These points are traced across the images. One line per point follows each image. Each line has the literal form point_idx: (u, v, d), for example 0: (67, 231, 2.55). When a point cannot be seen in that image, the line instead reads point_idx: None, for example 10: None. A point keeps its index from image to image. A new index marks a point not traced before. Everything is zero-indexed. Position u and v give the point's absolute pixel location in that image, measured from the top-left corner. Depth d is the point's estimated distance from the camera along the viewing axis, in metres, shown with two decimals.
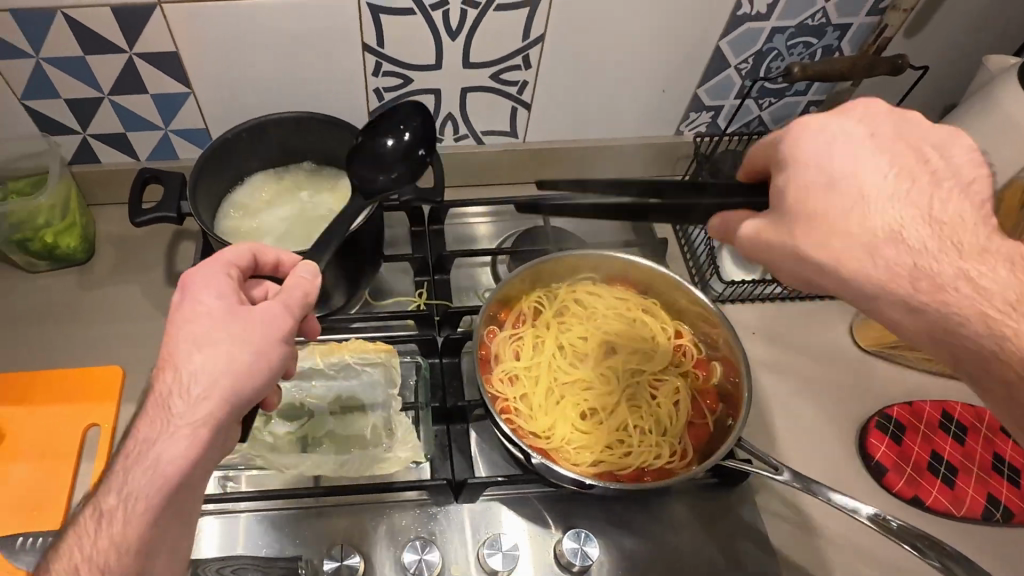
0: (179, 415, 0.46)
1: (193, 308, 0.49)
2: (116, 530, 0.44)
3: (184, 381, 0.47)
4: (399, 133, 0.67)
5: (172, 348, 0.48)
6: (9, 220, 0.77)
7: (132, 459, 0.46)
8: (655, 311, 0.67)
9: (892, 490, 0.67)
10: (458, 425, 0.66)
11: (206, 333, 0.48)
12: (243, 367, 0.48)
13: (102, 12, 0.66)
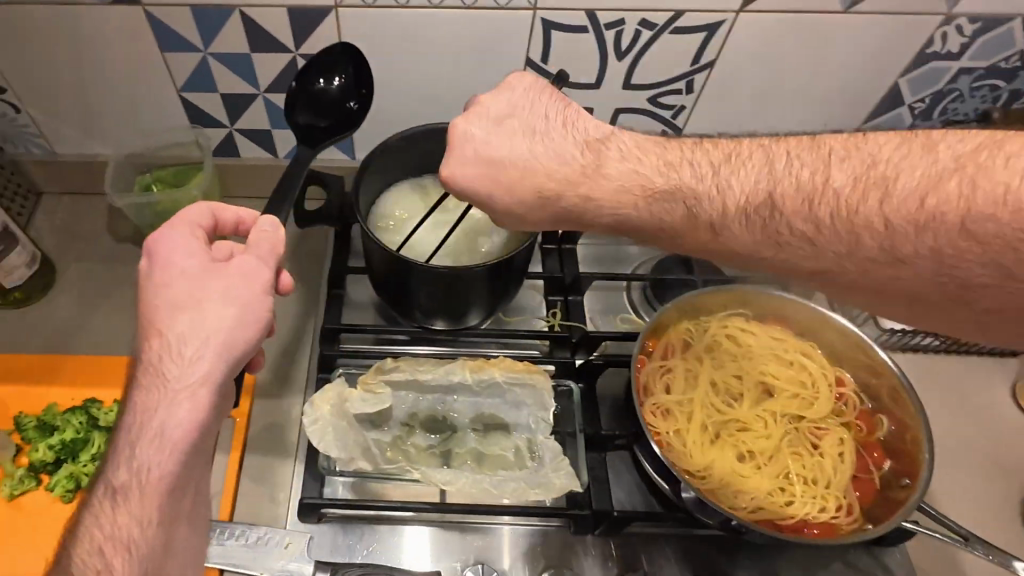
0: (175, 380, 0.45)
1: (166, 275, 0.48)
2: (138, 503, 0.43)
3: (171, 347, 0.46)
4: (332, 78, 0.68)
5: (153, 316, 0.47)
6: (155, 210, 0.77)
7: (137, 431, 0.45)
8: (813, 356, 0.67)
9: None
10: (598, 454, 0.65)
11: (187, 296, 0.47)
12: (231, 325, 0.47)
13: (277, 12, 0.66)
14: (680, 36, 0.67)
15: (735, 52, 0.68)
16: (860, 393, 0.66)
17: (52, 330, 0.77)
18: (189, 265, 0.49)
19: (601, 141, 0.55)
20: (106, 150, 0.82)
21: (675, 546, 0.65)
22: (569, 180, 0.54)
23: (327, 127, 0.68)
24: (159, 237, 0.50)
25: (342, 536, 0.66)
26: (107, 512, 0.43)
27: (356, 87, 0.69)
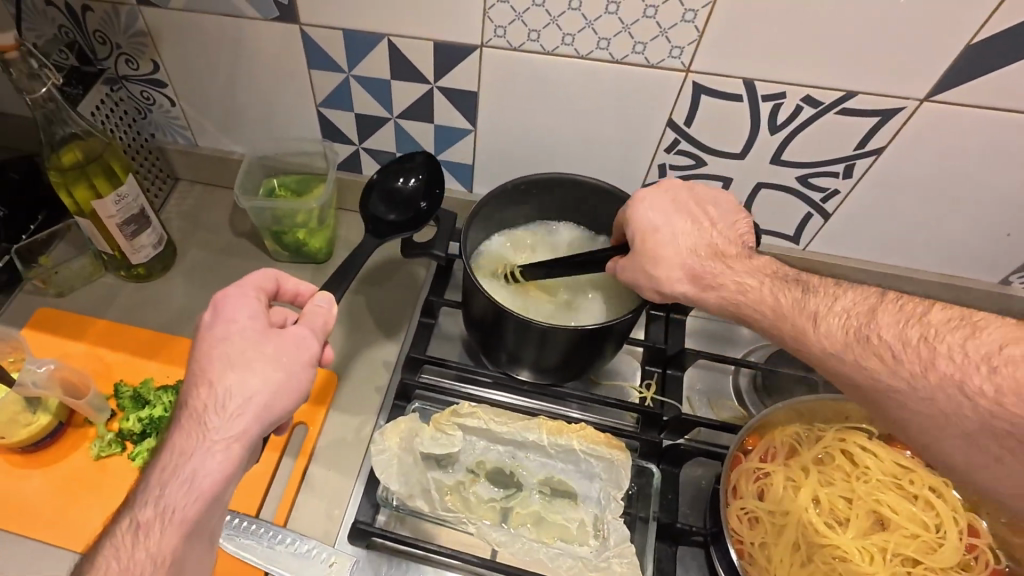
0: (213, 434, 0.46)
1: (224, 330, 0.49)
2: (154, 543, 0.45)
3: (217, 398, 0.47)
4: (407, 178, 0.75)
5: (205, 365, 0.48)
6: (275, 213, 0.80)
7: (169, 472, 0.46)
8: (945, 495, 0.61)
9: None
10: (668, 546, 0.61)
11: (240, 352, 0.48)
12: (273, 388, 0.48)
13: (424, 45, 0.68)
14: (846, 119, 0.65)
15: (905, 145, 0.66)
16: (996, 549, 0.60)
17: (158, 307, 0.81)
18: (248, 324, 0.50)
19: (713, 231, 0.61)
20: (240, 149, 0.87)
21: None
22: (693, 250, 0.60)
23: (395, 221, 0.74)
24: (227, 293, 0.52)
25: (386, 565, 0.64)
26: (124, 547, 0.45)
27: (429, 188, 0.75)
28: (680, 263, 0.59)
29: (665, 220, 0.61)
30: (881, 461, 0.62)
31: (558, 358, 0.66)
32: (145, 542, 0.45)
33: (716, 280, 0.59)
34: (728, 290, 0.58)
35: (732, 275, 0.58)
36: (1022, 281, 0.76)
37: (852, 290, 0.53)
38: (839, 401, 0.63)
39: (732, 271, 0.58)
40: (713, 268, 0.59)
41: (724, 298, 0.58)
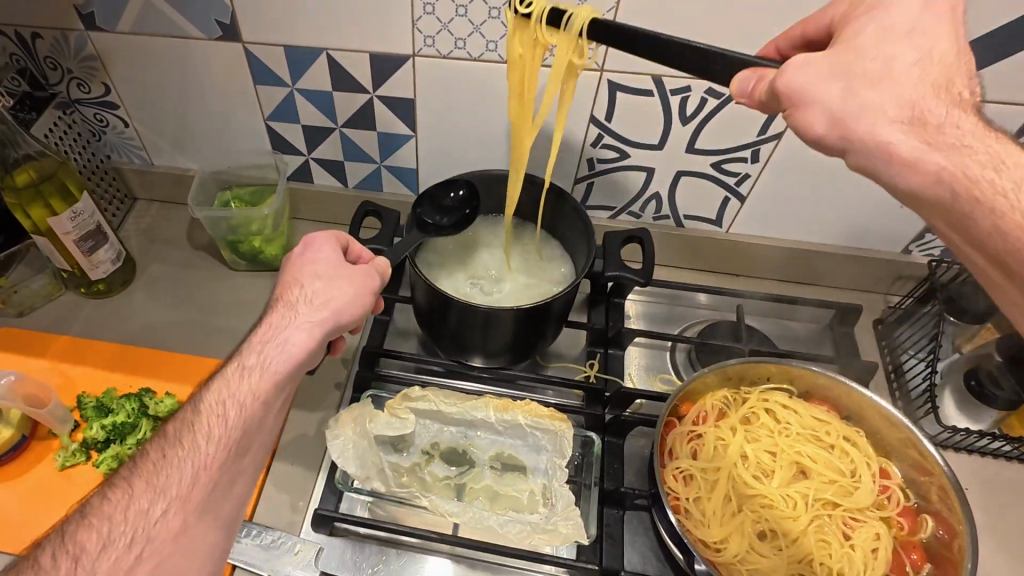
0: (305, 310, 0.52)
1: (313, 252, 0.56)
2: (256, 381, 0.47)
3: (307, 294, 0.53)
4: (456, 188, 0.71)
5: (298, 272, 0.55)
6: (230, 223, 0.83)
7: (265, 337, 0.50)
8: (857, 443, 0.62)
9: None
10: (614, 510, 0.63)
11: (326, 267, 0.55)
12: (349, 297, 0.54)
13: (360, 56, 0.72)
14: None
15: None
16: (906, 489, 0.60)
17: (120, 320, 0.83)
18: (331, 252, 0.57)
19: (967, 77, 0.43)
20: (194, 165, 0.90)
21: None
22: (929, 82, 0.43)
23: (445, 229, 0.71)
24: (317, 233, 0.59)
25: (348, 551, 0.65)
26: (228, 382, 0.47)
27: (471, 201, 0.72)
28: (908, 94, 0.43)
29: (912, 28, 0.44)
30: (799, 415, 0.63)
31: (502, 338, 0.69)
32: (249, 379, 0.47)
33: (940, 131, 0.42)
34: (962, 150, 0.41)
35: (982, 140, 0.41)
36: (920, 250, 0.75)
37: None
38: (760, 361, 0.63)
39: (982, 138, 0.41)
40: (953, 121, 0.42)
41: (948, 160, 0.41)
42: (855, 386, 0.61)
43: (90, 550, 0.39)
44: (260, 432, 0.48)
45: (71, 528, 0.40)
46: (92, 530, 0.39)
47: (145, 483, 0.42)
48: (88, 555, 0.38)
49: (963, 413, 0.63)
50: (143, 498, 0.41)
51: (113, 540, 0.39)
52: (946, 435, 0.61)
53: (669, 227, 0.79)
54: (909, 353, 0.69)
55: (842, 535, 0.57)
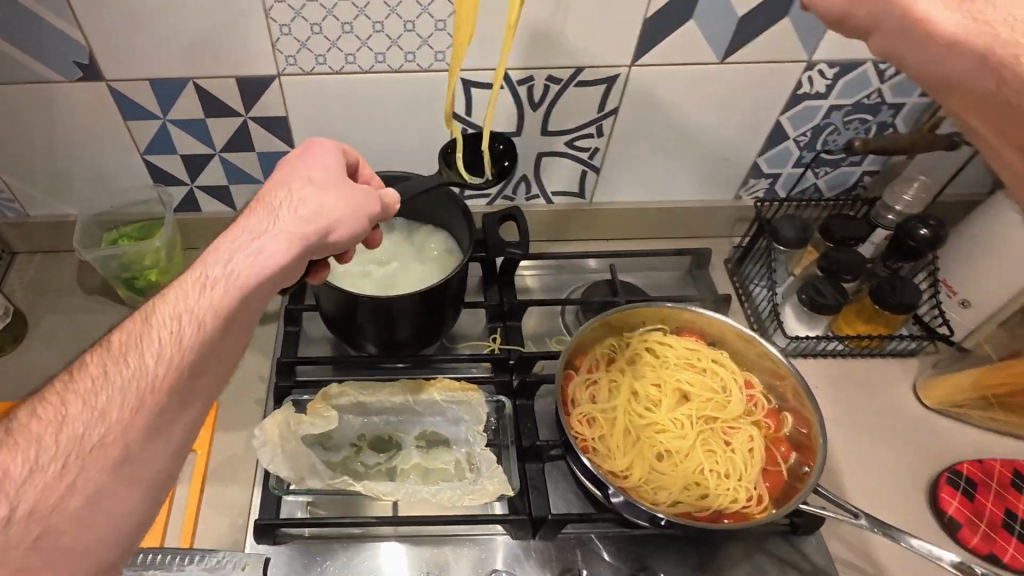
0: (285, 221, 0.50)
1: (309, 161, 0.55)
2: (215, 295, 0.45)
3: (290, 202, 0.51)
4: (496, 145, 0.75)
5: (288, 178, 0.53)
6: (121, 260, 0.84)
7: (235, 245, 0.48)
8: (724, 362, 0.72)
9: (970, 547, 0.62)
10: (535, 464, 0.70)
11: (321, 176, 0.54)
12: (339, 211, 0.53)
13: (226, 81, 0.74)
14: None
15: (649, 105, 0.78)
16: (768, 394, 0.71)
17: (21, 376, 0.81)
18: (327, 163, 0.56)
19: None
20: (73, 210, 0.88)
21: (609, 544, 0.69)
22: None
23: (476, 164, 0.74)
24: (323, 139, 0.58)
25: (295, 555, 0.68)
26: (185, 294, 0.44)
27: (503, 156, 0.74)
28: None
29: None
30: (674, 348, 0.73)
31: (406, 326, 0.74)
32: (209, 293, 0.45)
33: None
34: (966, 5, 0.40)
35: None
36: (748, 194, 0.85)
37: None
38: (633, 310, 0.72)
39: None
40: None
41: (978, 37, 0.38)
42: (720, 317, 0.71)
43: (14, 474, 0.37)
44: (220, 354, 0.45)
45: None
46: (21, 451, 0.38)
47: (85, 402, 0.40)
48: (12, 481, 0.36)
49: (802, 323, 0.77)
50: (77, 420, 0.39)
51: (42, 464, 0.37)
52: (791, 344, 0.74)
53: (542, 204, 0.87)
54: (756, 284, 0.81)
55: (724, 442, 0.67)
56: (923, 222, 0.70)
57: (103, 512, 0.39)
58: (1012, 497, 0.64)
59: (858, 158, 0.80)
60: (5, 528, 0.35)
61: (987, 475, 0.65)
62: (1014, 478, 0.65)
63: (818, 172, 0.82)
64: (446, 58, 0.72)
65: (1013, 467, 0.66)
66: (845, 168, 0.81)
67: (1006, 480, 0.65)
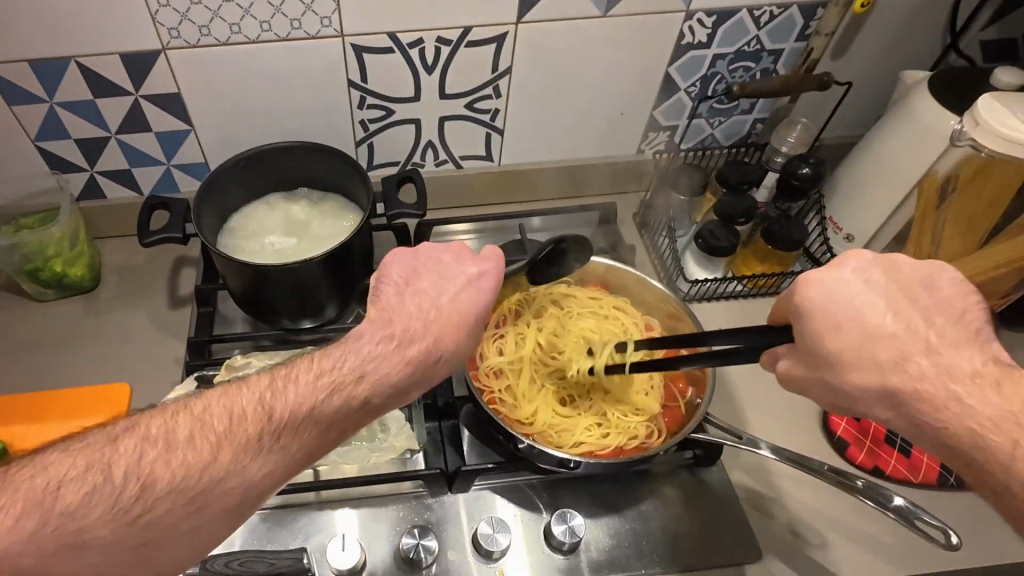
0: (430, 344, 0.52)
1: (480, 278, 0.55)
2: (362, 386, 0.49)
3: (438, 325, 0.53)
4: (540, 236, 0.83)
5: (453, 294, 0.55)
6: (21, 252, 0.82)
7: (398, 340, 0.51)
8: (626, 308, 0.75)
9: (855, 460, 0.69)
10: (448, 421, 0.71)
11: (473, 319, 0.55)
12: (469, 348, 0.55)
13: (111, 59, 0.73)
14: None
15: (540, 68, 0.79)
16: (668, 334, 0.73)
17: None
18: (483, 285, 0.55)
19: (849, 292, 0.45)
20: None
21: (534, 492, 0.69)
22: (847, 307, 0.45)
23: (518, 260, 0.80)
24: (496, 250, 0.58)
25: None
26: (343, 375, 0.49)
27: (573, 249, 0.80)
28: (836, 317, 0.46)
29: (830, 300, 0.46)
30: (578, 299, 0.75)
31: (315, 295, 0.74)
32: (362, 407, 0.49)
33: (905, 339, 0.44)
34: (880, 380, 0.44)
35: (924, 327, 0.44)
36: (649, 148, 0.89)
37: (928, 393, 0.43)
38: None
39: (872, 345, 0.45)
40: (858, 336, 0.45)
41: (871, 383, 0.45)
42: (618, 264, 0.73)
43: (157, 484, 0.42)
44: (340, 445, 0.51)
45: (148, 456, 0.43)
46: (165, 467, 0.43)
47: (231, 445, 0.45)
48: (151, 491, 0.42)
49: (703, 268, 0.81)
50: (223, 466, 0.44)
51: (183, 488, 0.43)
52: (693, 288, 0.79)
53: (451, 169, 0.89)
54: (661, 234, 0.85)
55: None
56: (803, 161, 0.74)
57: (204, 542, 0.44)
58: None
59: (747, 106, 0.84)
60: (127, 525, 0.41)
61: None
62: None
63: (712, 121, 0.85)
64: (333, 24, 0.71)
65: None
66: (737, 116, 0.85)
67: None
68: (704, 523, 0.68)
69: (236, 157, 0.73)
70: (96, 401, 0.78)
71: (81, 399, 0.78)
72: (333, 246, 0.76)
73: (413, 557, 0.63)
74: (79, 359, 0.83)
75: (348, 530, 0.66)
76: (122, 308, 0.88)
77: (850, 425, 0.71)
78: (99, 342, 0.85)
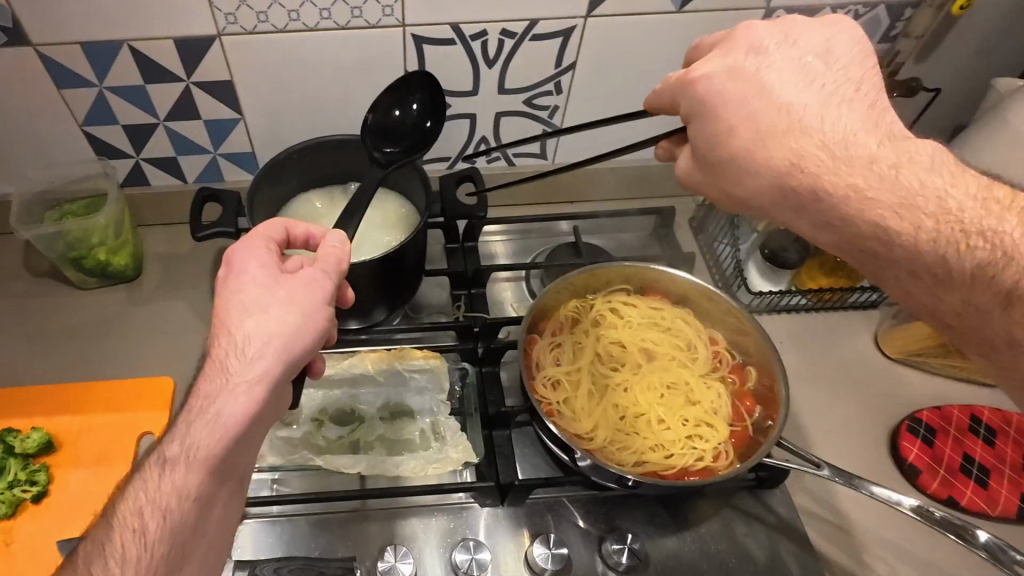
0: (237, 372, 0.46)
1: (239, 276, 0.51)
2: (178, 474, 0.44)
3: (236, 342, 0.48)
4: (407, 104, 0.71)
5: (223, 316, 0.49)
6: (66, 239, 0.80)
7: (196, 410, 0.46)
8: (688, 320, 0.72)
9: (928, 490, 0.65)
10: (501, 431, 0.69)
11: (254, 299, 0.49)
12: (294, 335, 0.49)
13: (165, 44, 0.70)
14: None
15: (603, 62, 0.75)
16: (733, 349, 0.70)
17: None
18: (267, 261, 0.52)
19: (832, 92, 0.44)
20: (14, 189, 0.84)
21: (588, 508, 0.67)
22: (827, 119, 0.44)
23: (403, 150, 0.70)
24: (239, 246, 0.53)
25: (258, 535, 0.65)
26: (149, 479, 0.44)
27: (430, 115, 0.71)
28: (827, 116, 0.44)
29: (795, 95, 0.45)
30: (638, 308, 0.72)
31: (368, 297, 0.72)
32: (170, 476, 0.44)
33: (804, 133, 0.44)
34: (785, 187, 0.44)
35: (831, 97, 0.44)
36: None
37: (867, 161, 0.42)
38: (598, 270, 0.71)
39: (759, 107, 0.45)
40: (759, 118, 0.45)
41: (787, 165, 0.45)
42: (683, 274, 0.70)
43: None
44: (204, 534, 0.45)
45: None
46: None
47: None
48: None
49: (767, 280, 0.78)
50: None
51: None
52: (756, 300, 0.76)
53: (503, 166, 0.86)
54: (721, 242, 0.82)
55: (688, 400, 0.67)
56: None
57: None
58: (968, 441, 0.68)
59: None
60: None
61: (945, 422, 0.69)
62: (970, 422, 0.69)
63: None
64: (394, 13, 0.68)
65: (970, 413, 0.69)
66: None
67: (963, 425, 0.68)
68: (767, 548, 0.65)
69: (292, 149, 0.71)
70: (139, 395, 0.76)
71: (125, 392, 0.76)
72: (389, 246, 0.73)
73: (465, 573, 0.61)
74: (122, 350, 0.82)
75: (397, 540, 0.65)
76: (163, 299, 0.86)
77: (922, 452, 0.67)
78: (142, 333, 0.83)
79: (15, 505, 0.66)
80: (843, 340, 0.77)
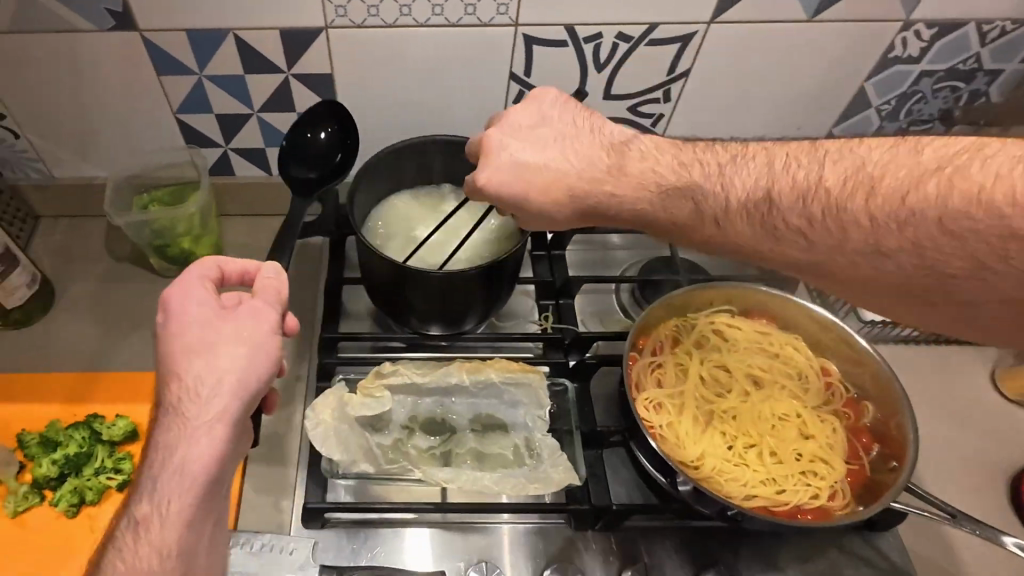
0: (194, 414, 0.44)
1: (179, 318, 0.47)
2: (154, 534, 0.43)
3: (186, 388, 0.45)
4: (318, 131, 0.74)
5: (169, 363, 0.46)
6: (152, 227, 0.78)
7: (158, 466, 0.44)
8: (797, 347, 0.69)
9: None
10: (594, 450, 0.66)
11: (197, 338, 0.46)
12: (246, 369, 0.46)
13: (271, 34, 0.69)
14: None
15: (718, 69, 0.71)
16: (845, 382, 0.67)
17: (48, 347, 0.77)
18: (203, 301, 0.48)
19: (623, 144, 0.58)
20: (100, 172, 0.83)
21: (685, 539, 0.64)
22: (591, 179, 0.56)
23: (319, 178, 0.74)
24: (172, 289, 0.49)
25: (346, 540, 0.63)
26: (125, 546, 0.43)
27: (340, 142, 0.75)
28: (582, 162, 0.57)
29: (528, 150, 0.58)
30: (745, 331, 0.69)
31: (464, 305, 0.70)
32: (145, 539, 0.43)
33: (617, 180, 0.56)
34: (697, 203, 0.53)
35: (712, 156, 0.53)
36: None
37: (739, 175, 0.52)
38: (707, 287, 0.68)
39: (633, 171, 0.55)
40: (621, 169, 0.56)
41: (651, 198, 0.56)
42: (798, 299, 0.67)
43: None
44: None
45: None
46: None
47: None
48: None
49: None
50: None
51: None
52: (866, 328, 0.72)
53: None
54: None
55: (798, 433, 0.64)
56: None
57: None
58: None
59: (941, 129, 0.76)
60: None
61: None
62: None
63: None
64: (509, 12, 0.65)
65: None
66: None
67: None
68: None
69: (396, 146, 0.69)
70: None
71: None
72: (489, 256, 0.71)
73: None
74: None
75: (485, 556, 0.63)
76: None
77: None
78: None
79: (101, 492, 0.65)
80: (952, 374, 0.73)
